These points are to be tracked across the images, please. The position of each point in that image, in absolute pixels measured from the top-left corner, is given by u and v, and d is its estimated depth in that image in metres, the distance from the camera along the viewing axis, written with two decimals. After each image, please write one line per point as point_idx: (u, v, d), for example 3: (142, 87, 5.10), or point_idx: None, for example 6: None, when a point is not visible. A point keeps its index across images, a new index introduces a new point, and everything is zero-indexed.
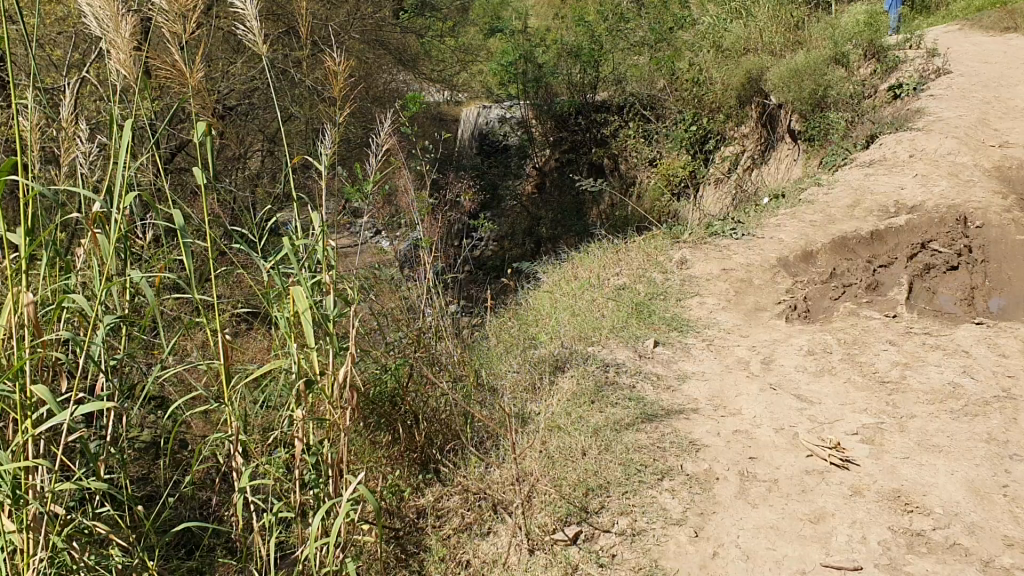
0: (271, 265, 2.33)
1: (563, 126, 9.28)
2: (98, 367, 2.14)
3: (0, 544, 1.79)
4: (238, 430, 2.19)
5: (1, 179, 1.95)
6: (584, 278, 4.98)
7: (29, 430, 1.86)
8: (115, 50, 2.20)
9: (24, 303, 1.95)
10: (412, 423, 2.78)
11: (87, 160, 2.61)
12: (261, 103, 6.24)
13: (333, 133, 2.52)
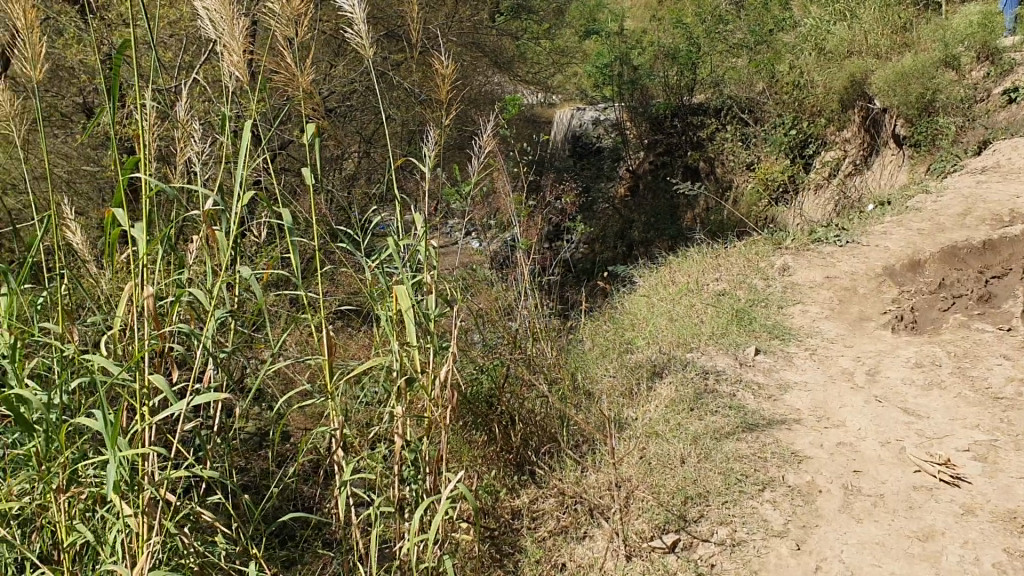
0: (375, 265, 2.36)
1: (658, 129, 9.20)
2: (210, 360, 2.19)
3: (118, 528, 1.85)
4: (341, 425, 2.22)
5: (125, 175, 2.01)
6: (682, 283, 4.94)
7: (146, 418, 1.92)
8: (230, 53, 2.22)
9: (144, 296, 2.01)
10: (508, 424, 2.83)
11: (200, 159, 2.69)
12: (361, 104, 6.39)
13: (436, 135, 2.55)
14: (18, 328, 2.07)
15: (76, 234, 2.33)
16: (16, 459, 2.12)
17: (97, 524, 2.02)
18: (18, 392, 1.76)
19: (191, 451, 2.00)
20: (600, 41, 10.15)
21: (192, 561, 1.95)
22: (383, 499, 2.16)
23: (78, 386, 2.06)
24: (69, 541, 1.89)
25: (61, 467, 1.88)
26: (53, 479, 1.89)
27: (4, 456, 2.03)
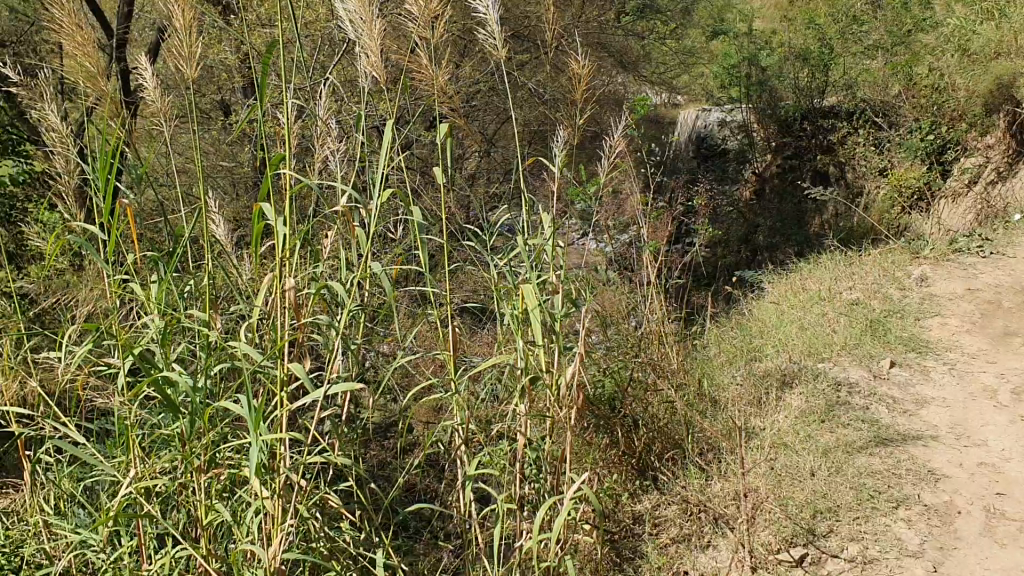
0: (503, 264, 2.37)
1: (787, 132, 8.99)
2: (342, 351, 2.26)
3: (254, 509, 1.93)
4: (467, 421, 2.26)
5: (270, 170, 2.09)
6: (813, 290, 4.82)
7: (283, 405, 1.99)
8: (367, 53, 2.27)
9: (284, 288, 2.10)
10: (632, 428, 2.86)
11: (338, 157, 2.78)
12: (487, 103, 6.47)
13: (567, 135, 2.54)
14: (168, 315, 2.18)
15: (220, 226, 2.45)
16: (160, 439, 2.25)
17: (233, 504, 2.12)
18: (168, 375, 1.86)
19: (324, 439, 2.08)
20: (728, 42, 9.99)
21: (322, 545, 2.02)
22: (507, 497, 2.19)
23: (220, 371, 2.17)
24: (208, 519, 1.99)
25: (205, 449, 1.99)
26: (196, 460, 1.99)
27: (151, 436, 2.15)
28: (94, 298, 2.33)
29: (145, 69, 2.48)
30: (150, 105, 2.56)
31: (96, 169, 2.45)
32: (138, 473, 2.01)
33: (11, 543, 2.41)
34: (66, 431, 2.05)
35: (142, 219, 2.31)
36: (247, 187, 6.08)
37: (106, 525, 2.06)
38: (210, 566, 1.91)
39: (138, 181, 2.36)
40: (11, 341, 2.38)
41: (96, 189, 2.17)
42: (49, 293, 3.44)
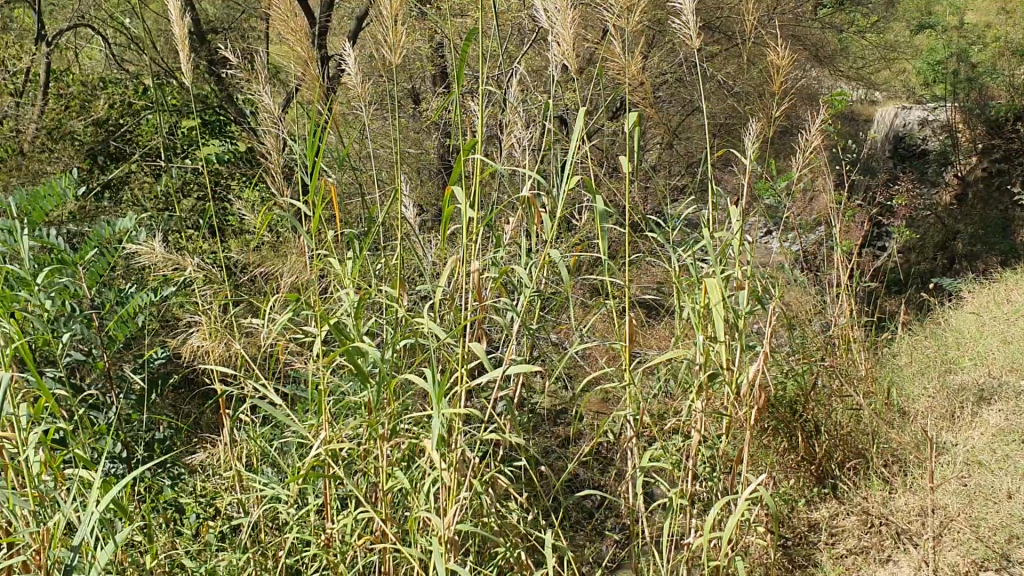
0: (687, 257, 2.32)
1: (997, 132, 8.41)
2: (521, 335, 2.29)
3: (431, 480, 2.01)
4: (639, 414, 2.24)
5: (461, 154, 2.13)
6: (1019, 303, 4.51)
7: (463, 383, 2.05)
8: (560, 43, 2.28)
9: (469, 269, 2.16)
10: (812, 434, 2.80)
11: (526, 144, 2.82)
12: (683, 96, 6.55)
13: (761, 126, 2.46)
14: (362, 291, 2.30)
15: (411, 209, 2.56)
16: (348, 406, 2.38)
17: (412, 473, 2.23)
18: (359, 346, 1.98)
19: (500, 419, 2.14)
20: (935, 37, 9.47)
21: (492, 521, 2.09)
22: (678, 492, 2.17)
23: (405, 346, 2.28)
24: (389, 485, 2.10)
25: (389, 420, 2.10)
26: (380, 430, 2.11)
27: (340, 402, 2.29)
28: (294, 270, 2.50)
29: (350, 56, 2.65)
30: (352, 90, 2.70)
31: (303, 150, 2.62)
32: (327, 435, 2.15)
33: (210, 493, 2.61)
34: (266, 392, 2.22)
35: (344, 197, 2.46)
36: (433, 172, 6.30)
37: (297, 481, 2.22)
38: (389, 530, 2.02)
39: (340, 160, 2.51)
40: (220, 306, 2.58)
41: (303, 167, 2.32)
42: (255, 265, 3.71)
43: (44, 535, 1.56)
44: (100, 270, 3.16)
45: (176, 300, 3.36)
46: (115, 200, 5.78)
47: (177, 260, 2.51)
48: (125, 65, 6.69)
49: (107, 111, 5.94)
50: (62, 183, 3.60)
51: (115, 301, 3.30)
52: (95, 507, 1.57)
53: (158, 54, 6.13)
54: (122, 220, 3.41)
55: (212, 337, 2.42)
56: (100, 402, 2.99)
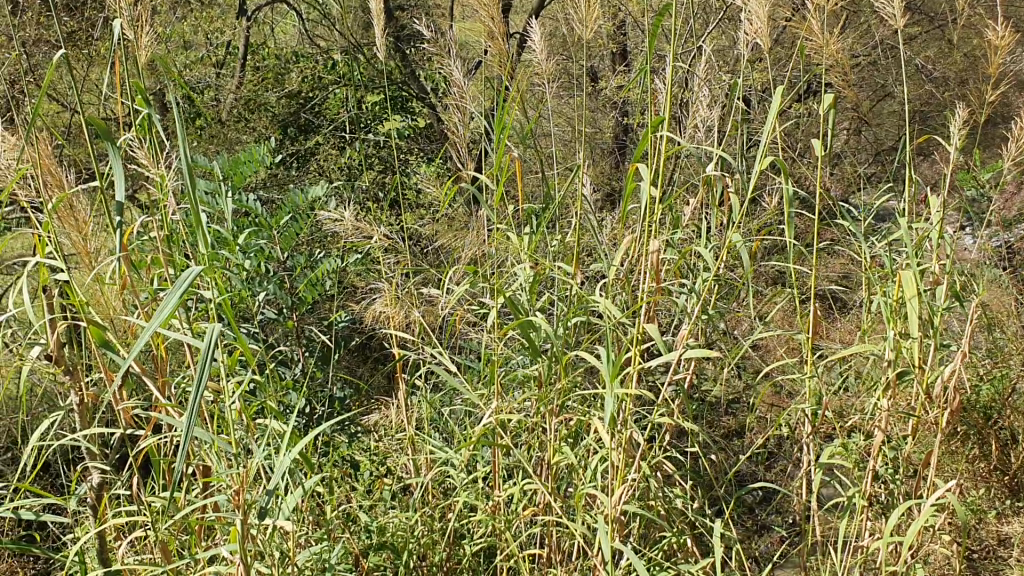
0: (880, 248, 2.19)
1: None
2: (698, 318, 2.24)
3: (599, 457, 2.02)
4: (819, 408, 2.16)
5: (646, 131, 2.09)
6: None
7: (636, 364, 2.02)
8: (753, 20, 2.18)
9: (649, 247, 2.13)
10: (1008, 443, 2.63)
11: (712, 126, 2.74)
12: (879, 81, 6.24)
13: (972, 112, 2.29)
14: (539, 267, 2.31)
15: (590, 187, 2.54)
16: (520, 380, 2.41)
17: (578, 450, 2.26)
18: (533, 321, 2.00)
19: (672, 403, 2.11)
20: None
21: (659, 503, 2.08)
22: (857, 493, 2.08)
23: (577, 322, 2.29)
24: (556, 459, 2.13)
25: (559, 396, 2.11)
26: (549, 406, 2.13)
27: (511, 375, 2.33)
28: (473, 243, 2.55)
29: (535, 33, 2.67)
30: (538, 67, 2.70)
31: (485, 126, 2.65)
32: (497, 406, 2.19)
33: (384, 453, 2.73)
34: (441, 360, 2.27)
35: (528, 173, 2.50)
36: (611, 151, 6.26)
37: (467, 448, 2.28)
38: (556, 503, 2.05)
39: (523, 136, 2.54)
40: (401, 274, 2.68)
41: (487, 142, 2.35)
42: (435, 237, 3.83)
43: (243, 475, 1.68)
44: (292, 234, 3.35)
45: (359, 267, 3.50)
46: (303, 170, 6.09)
47: (364, 228, 2.62)
48: (318, 41, 6.99)
49: (300, 84, 6.38)
50: (261, 151, 3.83)
51: (304, 265, 3.49)
52: (289, 453, 1.67)
53: (348, 30, 6.39)
54: (313, 188, 3.60)
55: (391, 303, 2.51)
56: (286, 358, 3.19)
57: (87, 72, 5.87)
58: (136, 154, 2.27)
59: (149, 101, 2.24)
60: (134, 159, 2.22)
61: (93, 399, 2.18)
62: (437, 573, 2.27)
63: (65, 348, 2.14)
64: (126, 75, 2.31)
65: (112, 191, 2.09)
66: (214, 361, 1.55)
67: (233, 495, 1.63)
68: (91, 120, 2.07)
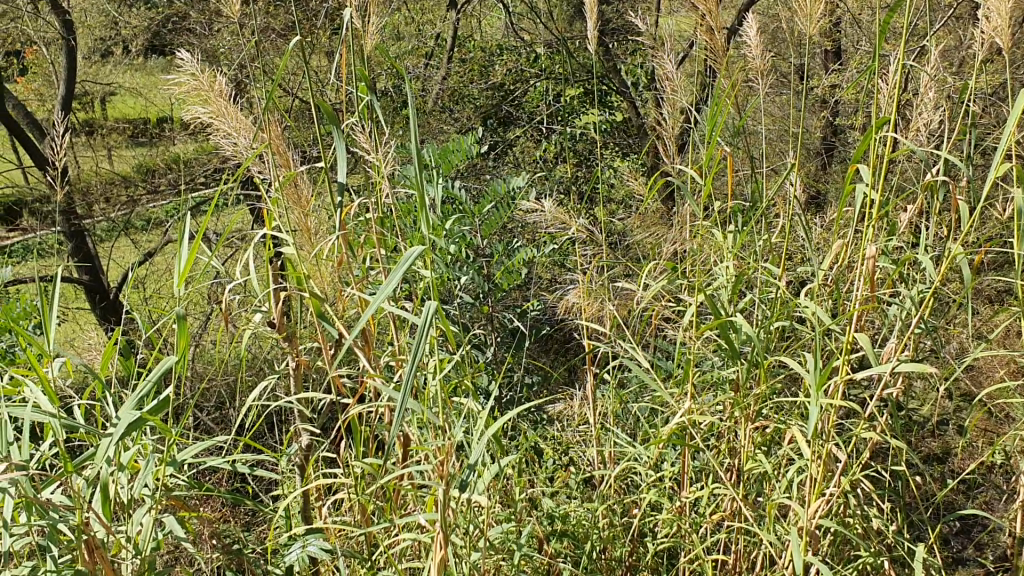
0: None
1: None
2: (913, 330, 2.10)
3: (798, 466, 1.94)
4: None
5: (871, 130, 1.98)
6: None
7: (843, 375, 1.92)
8: (995, 21, 2.02)
9: (867, 249, 2.02)
10: None
11: (938, 129, 2.58)
12: None
13: None
14: (743, 268, 2.25)
15: (801, 188, 2.45)
16: (713, 382, 2.37)
17: (772, 458, 2.20)
18: (736, 323, 1.95)
19: (878, 418, 2.01)
20: None
21: (858, 523, 2.00)
22: None
23: (779, 326, 2.22)
24: (749, 465, 2.07)
25: (757, 402, 2.05)
26: (746, 411, 2.07)
27: (706, 376, 2.28)
28: (676, 239, 2.52)
29: (752, 28, 2.60)
30: (753, 65, 2.63)
31: (695, 122, 2.60)
32: (691, 407, 2.16)
33: (570, 443, 2.75)
34: (636, 355, 2.26)
35: (739, 171, 2.44)
36: (817, 153, 6.04)
37: (657, 446, 2.27)
38: (747, 511, 2.01)
39: (734, 133, 2.48)
40: (598, 268, 2.69)
41: (697, 139, 2.31)
42: (631, 232, 3.82)
43: (444, 449, 1.74)
44: (493, 222, 3.43)
45: (554, 258, 3.55)
46: (503, 160, 6.23)
47: (565, 218, 2.63)
48: (525, 33, 7.11)
49: (504, 76, 6.50)
50: (467, 139, 3.93)
51: (501, 252, 3.57)
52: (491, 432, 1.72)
53: (556, 24, 6.46)
54: (515, 178, 3.67)
55: (587, 295, 2.52)
56: (479, 342, 3.26)
57: (313, 61, 6.25)
58: (359, 137, 2.39)
59: (372, 88, 2.35)
60: (356, 143, 2.34)
61: (306, 365, 2.32)
62: (617, 569, 2.27)
63: (286, 317, 2.29)
64: (352, 61, 2.41)
65: (334, 172, 2.21)
66: (428, 337, 1.62)
67: (437, 468, 1.69)
68: (321, 103, 2.19)
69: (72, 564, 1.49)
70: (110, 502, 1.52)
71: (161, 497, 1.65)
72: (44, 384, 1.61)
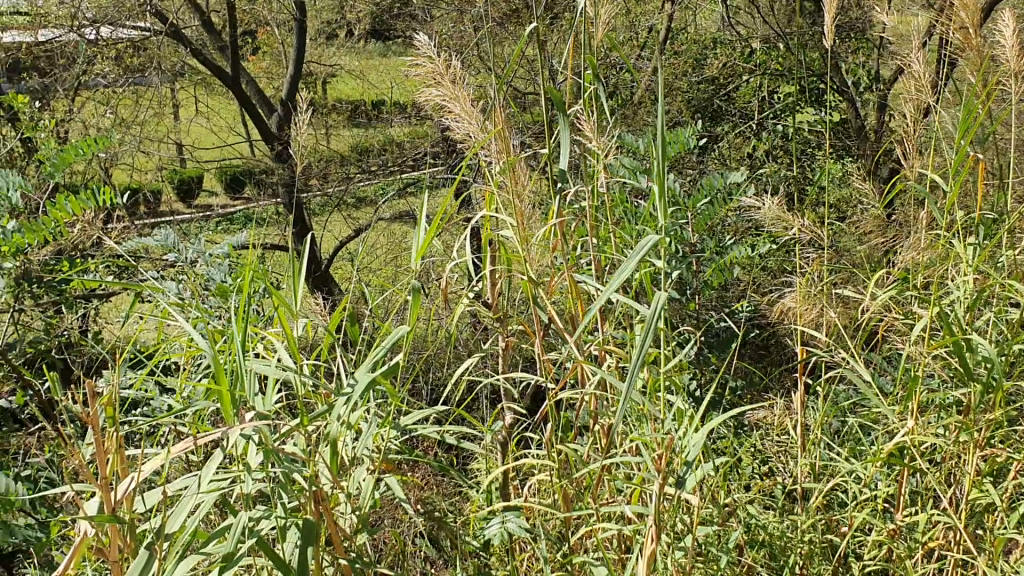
0: None
1: None
2: None
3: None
4: None
5: None
6: None
7: None
8: None
9: None
10: None
11: None
12: None
13: None
14: (985, 284, 2.09)
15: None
16: (939, 401, 2.22)
17: (999, 489, 2.05)
18: (974, 343, 1.82)
19: None
20: None
21: None
22: None
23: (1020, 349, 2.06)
24: (977, 495, 1.94)
25: (991, 429, 1.91)
26: (977, 438, 1.94)
27: (933, 396, 2.15)
28: (911, 249, 2.38)
29: (1008, 27, 2.42)
30: (1009, 66, 2.43)
31: (940, 127, 2.44)
32: (913, 426, 2.04)
33: (773, 448, 2.67)
34: (855, 366, 2.14)
35: (984, 181, 2.29)
36: None
37: (872, 464, 2.15)
38: (970, 543, 1.87)
39: (983, 138, 2.31)
40: (818, 273, 2.58)
41: (946, 145, 2.15)
42: (847, 236, 3.67)
43: (662, 443, 1.72)
44: (705, 217, 3.37)
45: (764, 259, 3.45)
46: (712, 156, 6.12)
47: (786, 218, 2.54)
48: (742, 28, 6.95)
49: (719, 71, 6.38)
50: (682, 132, 3.89)
51: (713, 249, 3.52)
52: (708, 430, 1.69)
53: (776, 19, 6.26)
54: (728, 176, 3.59)
55: (803, 300, 2.43)
56: (683, 338, 3.22)
57: (530, 49, 6.35)
58: (582, 126, 2.41)
59: (599, 75, 2.34)
60: (580, 130, 2.34)
61: (515, 348, 2.36)
62: None
63: (501, 299, 2.33)
64: (584, 48, 2.41)
65: (557, 159, 2.22)
66: (655, 330, 1.61)
67: (651, 461, 1.68)
68: (549, 89, 2.20)
69: (297, 513, 1.59)
70: (337, 458, 1.63)
71: (380, 459, 1.74)
72: (287, 343, 1.72)
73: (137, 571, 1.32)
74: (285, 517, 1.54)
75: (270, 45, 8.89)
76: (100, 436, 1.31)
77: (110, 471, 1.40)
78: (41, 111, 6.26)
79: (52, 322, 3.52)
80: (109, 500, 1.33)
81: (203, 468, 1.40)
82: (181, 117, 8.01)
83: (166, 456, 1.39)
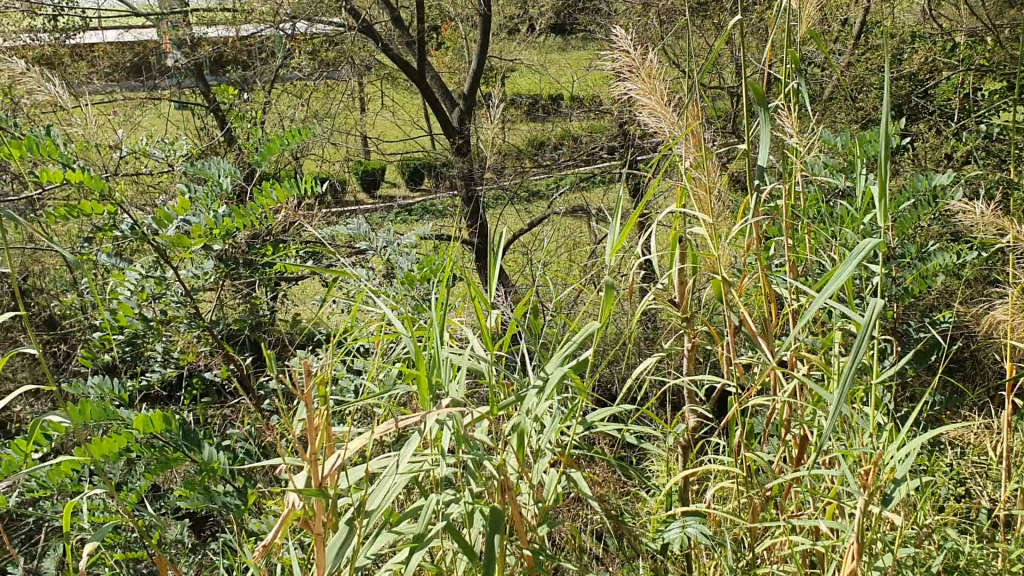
0: None
1: None
2: None
3: None
4: None
5: None
6: None
7: None
8: None
9: None
10: None
11: None
12: None
13: None
14: None
15: None
16: None
17: None
18: None
19: None
20: None
21: None
22: None
23: None
24: None
25: None
26: None
27: None
28: None
29: None
30: None
31: None
32: None
33: (972, 470, 2.49)
34: None
35: None
36: None
37: None
38: None
39: None
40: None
41: None
42: None
43: (872, 458, 1.62)
44: (904, 221, 3.19)
45: (968, 266, 3.23)
46: (907, 157, 5.79)
47: (1000, 223, 2.34)
48: (944, 21, 6.56)
49: (918, 67, 6.04)
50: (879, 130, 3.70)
51: (912, 255, 3.32)
52: (919, 448, 1.58)
53: (985, 10, 5.82)
54: (929, 179, 3.39)
55: (1017, 312, 2.24)
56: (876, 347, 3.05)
57: (715, 44, 6.21)
58: (783, 120, 2.30)
59: (803, 66, 2.23)
60: (780, 126, 2.24)
61: (700, 348, 2.29)
62: None
63: (688, 298, 2.26)
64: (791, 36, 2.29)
65: (756, 155, 2.12)
66: (869, 343, 1.52)
67: (855, 476, 1.59)
68: (751, 82, 2.10)
69: (482, 500, 1.62)
70: (524, 448, 1.64)
71: (564, 453, 1.75)
72: (479, 333, 1.75)
73: (338, 545, 1.38)
74: (472, 504, 1.57)
75: (454, 40, 9.07)
76: (311, 414, 1.37)
77: (316, 447, 1.46)
78: (244, 103, 6.64)
79: (252, 302, 3.72)
80: (316, 475, 1.40)
81: (403, 449, 1.44)
82: (369, 109, 8.31)
83: (369, 435, 1.44)
